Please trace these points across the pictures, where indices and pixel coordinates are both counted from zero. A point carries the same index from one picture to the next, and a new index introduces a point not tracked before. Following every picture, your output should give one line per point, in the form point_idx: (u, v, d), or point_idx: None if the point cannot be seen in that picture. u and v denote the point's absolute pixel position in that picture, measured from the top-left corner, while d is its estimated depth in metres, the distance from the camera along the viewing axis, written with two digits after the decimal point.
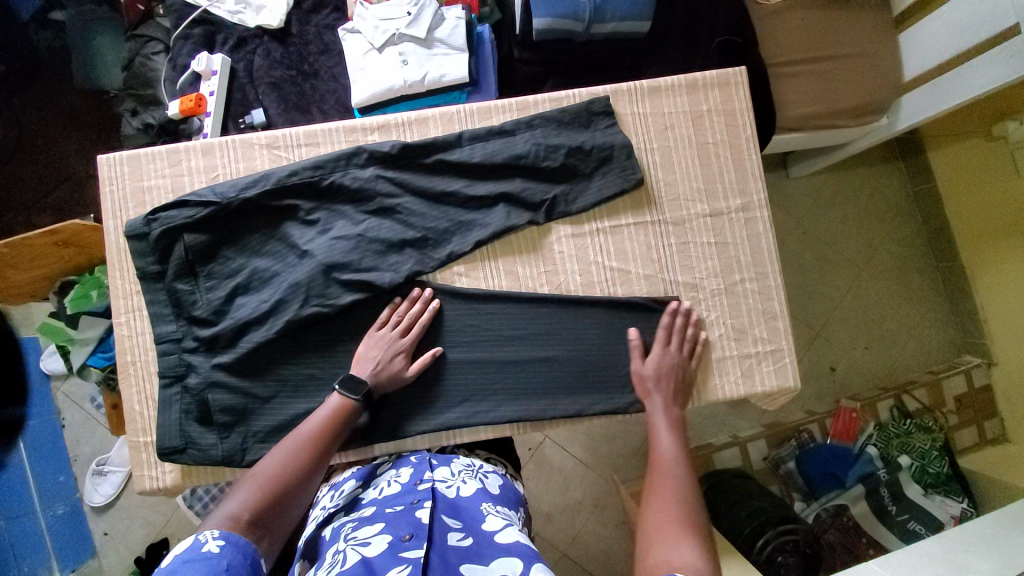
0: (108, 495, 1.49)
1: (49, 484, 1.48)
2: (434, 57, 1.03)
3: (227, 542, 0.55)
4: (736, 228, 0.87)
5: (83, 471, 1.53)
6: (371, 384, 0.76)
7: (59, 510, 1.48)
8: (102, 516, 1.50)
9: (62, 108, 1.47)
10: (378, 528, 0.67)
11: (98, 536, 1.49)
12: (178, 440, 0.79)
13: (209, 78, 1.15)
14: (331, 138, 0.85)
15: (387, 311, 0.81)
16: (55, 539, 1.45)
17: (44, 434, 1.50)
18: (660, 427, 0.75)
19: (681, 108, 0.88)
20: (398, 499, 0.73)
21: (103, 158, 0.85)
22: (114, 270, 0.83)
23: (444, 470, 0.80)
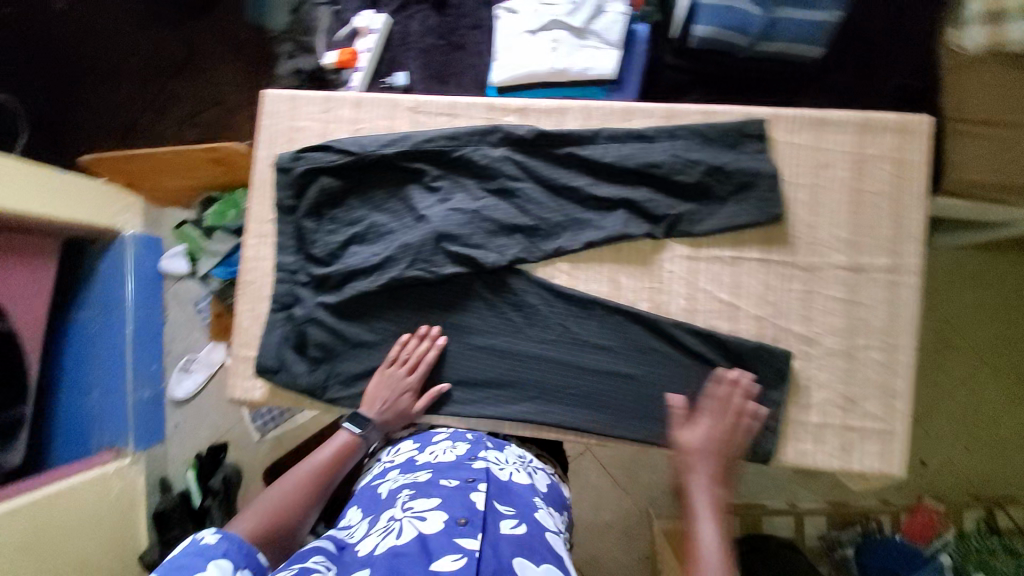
0: (189, 391, 1.71)
1: (142, 370, 1.66)
2: (583, 48, 1.03)
3: (223, 536, 0.62)
4: (878, 288, 0.79)
5: (171, 363, 1.76)
6: (375, 421, 0.81)
7: (144, 393, 1.66)
8: (178, 409, 1.73)
9: (232, 39, 1.64)
10: (434, 503, 0.66)
11: (170, 425, 1.73)
12: (274, 361, 0.85)
13: (366, 35, 1.23)
14: (469, 111, 0.86)
15: (396, 346, 0.83)
16: (137, 419, 1.62)
17: (148, 324, 1.69)
18: (698, 476, 0.72)
19: (843, 146, 0.81)
20: (453, 473, 0.73)
21: (269, 94, 0.92)
22: (255, 196, 0.90)
23: (499, 453, 0.81)
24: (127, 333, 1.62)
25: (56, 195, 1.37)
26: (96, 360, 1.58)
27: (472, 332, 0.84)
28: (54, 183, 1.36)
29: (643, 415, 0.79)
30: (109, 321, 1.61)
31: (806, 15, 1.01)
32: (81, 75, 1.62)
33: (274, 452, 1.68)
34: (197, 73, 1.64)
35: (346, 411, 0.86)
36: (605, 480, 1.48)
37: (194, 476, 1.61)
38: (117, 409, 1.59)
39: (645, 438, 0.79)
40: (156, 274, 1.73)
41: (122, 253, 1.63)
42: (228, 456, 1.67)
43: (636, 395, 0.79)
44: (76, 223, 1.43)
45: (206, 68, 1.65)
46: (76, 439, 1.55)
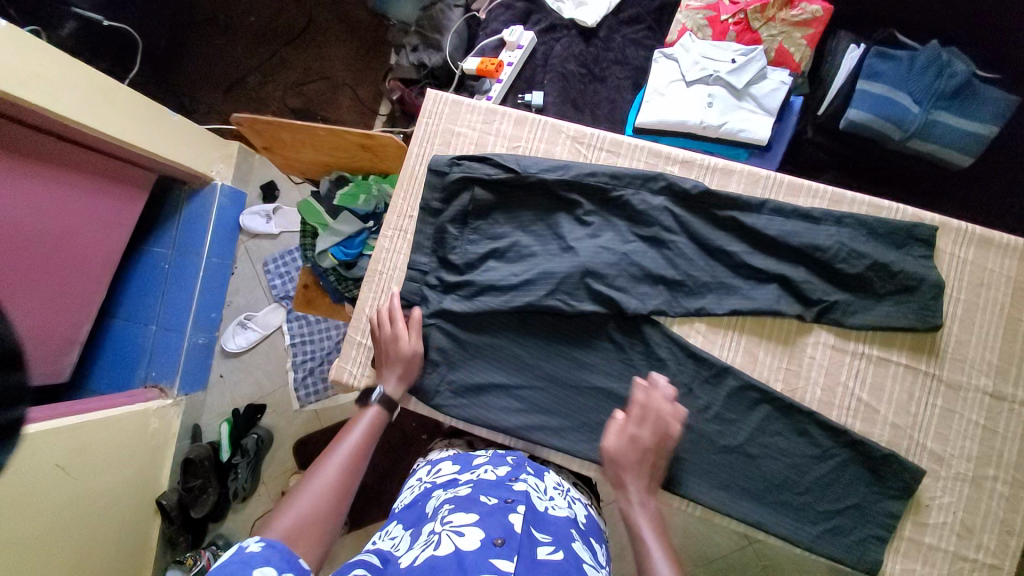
0: (240, 347, 1.70)
1: (202, 316, 1.65)
2: (739, 109, 1.02)
3: (268, 543, 0.55)
4: (1016, 419, 0.77)
5: (229, 315, 1.75)
6: (393, 386, 0.81)
7: (199, 338, 1.65)
8: (226, 360, 1.72)
9: (349, 19, 1.68)
10: (471, 519, 0.65)
11: (214, 374, 1.71)
12: (392, 355, 0.85)
13: (512, 50, 1.23)
14: (633, 153, 0.87)
15: (376, 317, 0.84)
16: (187, 361, 1.60)
17: (218, 272, 1.69)
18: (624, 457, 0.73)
19: (1005, 270, 0.79)
20: (492, 491, 0.73)
21: (432, 94, 0.94)
22: (401, 190, 0.91)
23: (538, 480, 0.79)
24: (198, 276, 1.60)
25: (168, 134, 1.34)
26: (163, 295, 1.58)
27: (593, 373, 0.83)
28: (167, 122, 1.34)
29: (753, 493, 0.78)
30: (183, 261, 1.59)
31: (967, 124, 0.99)
32: (205, 25, 1.68)
33: (310, 425, 1.64)
34: (305, 46, 1.68)
35: (450, 419, 0.86)
36: None
37: (227, 431, 1.59)
38: (171, 347, 1.57)
39: (754, 520, 0.77)
40: (235, 226, 1.73)
41: (210, 197, 1.60)
42: (265, 419, 1.65)
43: (751, 474, 0.78)
44: (179, 167, 1.41)
45: (318, 41, 1.68)
46: (125, 368, 1.55)
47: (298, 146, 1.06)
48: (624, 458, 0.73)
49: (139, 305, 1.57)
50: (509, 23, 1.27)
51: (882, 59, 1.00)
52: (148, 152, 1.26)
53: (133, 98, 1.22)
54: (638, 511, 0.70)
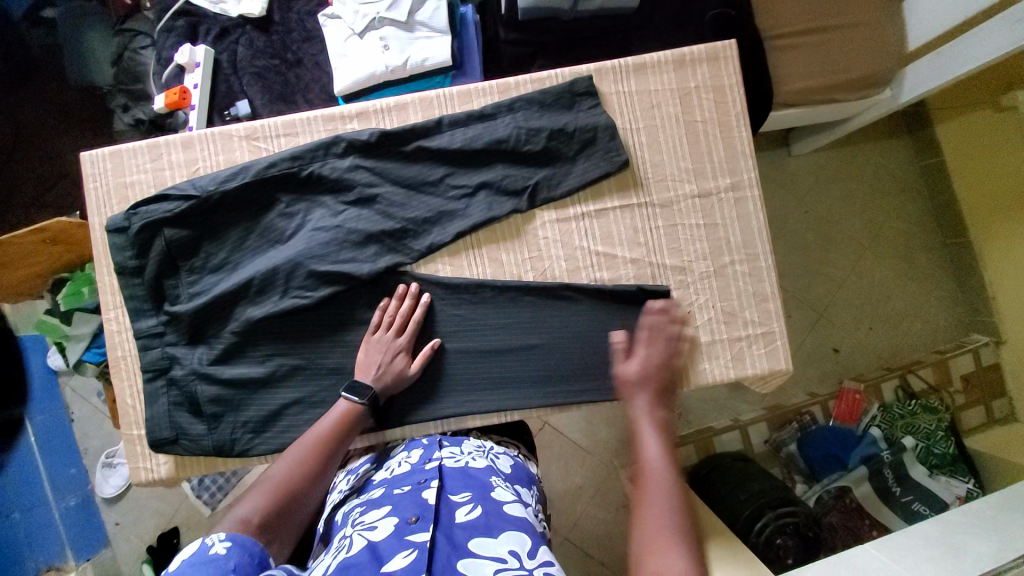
0: (117, 488, 1.46)
1: (58, 476, 1.43)
2: (416, 40, 1.01)
3: (234, 543, 0.54)
4: (727, 207, 0.84)
5: (93, 463, 1.49)
6: (376, 388, 0.76)
7: (69, 501, 1.43)
8: (114, 507, 1.47)
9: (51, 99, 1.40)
10: (384, 512, 0.66)
11: (109, 526, 1.46)
12: (169, 431, 0.80)
13: (193, 71, 1.14)
14: (309, 127, 0.84)
15: (381, 311, 0.80)
16: (69, 530, 1.41)
17: (52, 427, 1.45)
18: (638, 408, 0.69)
19: (667, 84, 0.85)
20: (405, 480, 0.72)
21: (86, 155, 0.85)
22: (102, 265, 0.83)
23: (455, 447, 0.80)
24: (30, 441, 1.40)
25: None
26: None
27: None
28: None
29: (554, 377, 0.82)
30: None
31: None
32: None
33: None
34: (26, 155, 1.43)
35: (264, 457, 0.83)
36: (569, 444, 1.50)
37: (150, 570, 1.40)
38: (42, 525, 1.38)
39: (560, 399, 0.82)
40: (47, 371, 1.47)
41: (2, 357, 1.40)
42: (184, 539, 1.46)
43: (544, 361, 0.82)
44: None
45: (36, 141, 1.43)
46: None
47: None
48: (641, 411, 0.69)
49: None
50: (179, 44, 1.18)
51: None
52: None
53: None
54: (642, 419, 0.68)
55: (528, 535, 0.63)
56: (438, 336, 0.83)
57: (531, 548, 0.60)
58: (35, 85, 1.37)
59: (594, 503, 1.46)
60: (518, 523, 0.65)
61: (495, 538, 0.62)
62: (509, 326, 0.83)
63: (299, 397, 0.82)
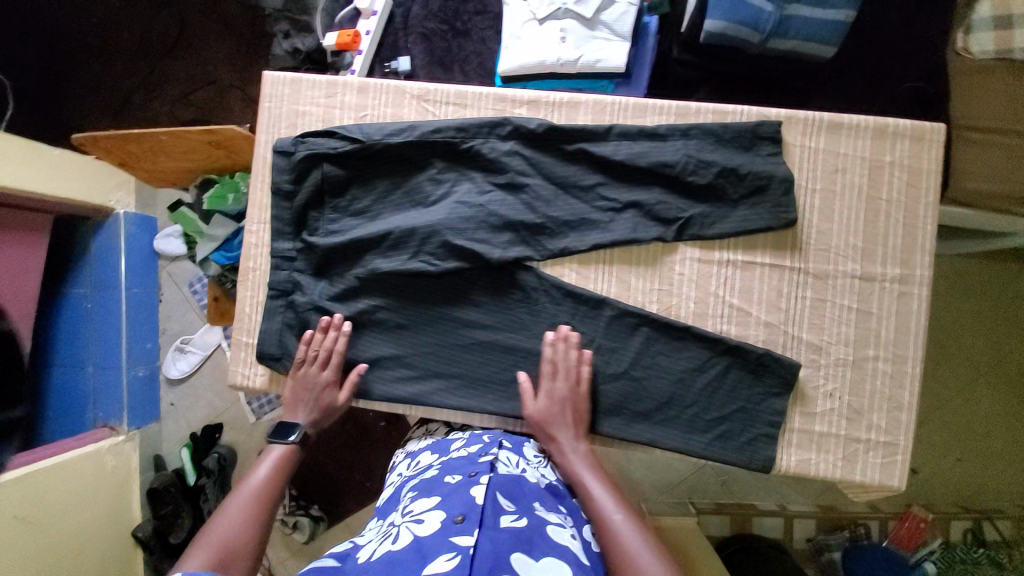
0: (184, 372, 1.57)
1: (136, 348, 1.51)
2: (594, 39, 0.99)
3: None
4: (887, 297, 0.77)
5: (167, 343, 1.61)
6: (308, 424, 0.79)
7: (139, 372, 1.52)
8: (173, 389, 1.59)
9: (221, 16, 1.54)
10: (432, 504, 0.64)
11: (164, 405, 1.58)
12: (276, 349, 0.84)
13: (368, 18, 1.18)
14: (479, 102, 0.84)
15: (307, 341, 0.81)
16: (130, 397, 1.48)
17: (143, 303, 1.54)
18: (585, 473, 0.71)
19: (858, 151, 0.78)
20: (457, 470, 0.71)
21: (269, 76, 0.89)
22: (257, 181, 0.88)
23: (513, 453, 0.76)
24: (121, 310, 1.46)
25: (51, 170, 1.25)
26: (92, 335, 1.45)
27: (477, 329, 0.82)
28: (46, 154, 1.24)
29: (648, 418, 0.79)
30: (104, 298, 1.46)
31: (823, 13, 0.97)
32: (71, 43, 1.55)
33: None
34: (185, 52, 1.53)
35: (351, 401, 0.85)
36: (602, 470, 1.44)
37: (188, 455, 1.48)
38: (111, 385, 1.46)
39: (648, 441, 0.78)
40: (152, 253, 1.57)
41: (115, 229, 1.47)
42: (225, 437, 1.55)
43: (642, 398, 0.79)
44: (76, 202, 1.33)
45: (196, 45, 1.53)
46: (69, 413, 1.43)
47: (154, 157, 1.02)
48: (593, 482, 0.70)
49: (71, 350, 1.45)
50: None
51: None
52: (43, 193, 1.21)
53: None
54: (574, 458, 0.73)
55: (574, 563, 0.58)
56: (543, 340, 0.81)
57: None
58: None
59: None
60: (564, 550, 0.60)
61: (538, 560, 0.57)
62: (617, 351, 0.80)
63: (395, 356, 0.83)
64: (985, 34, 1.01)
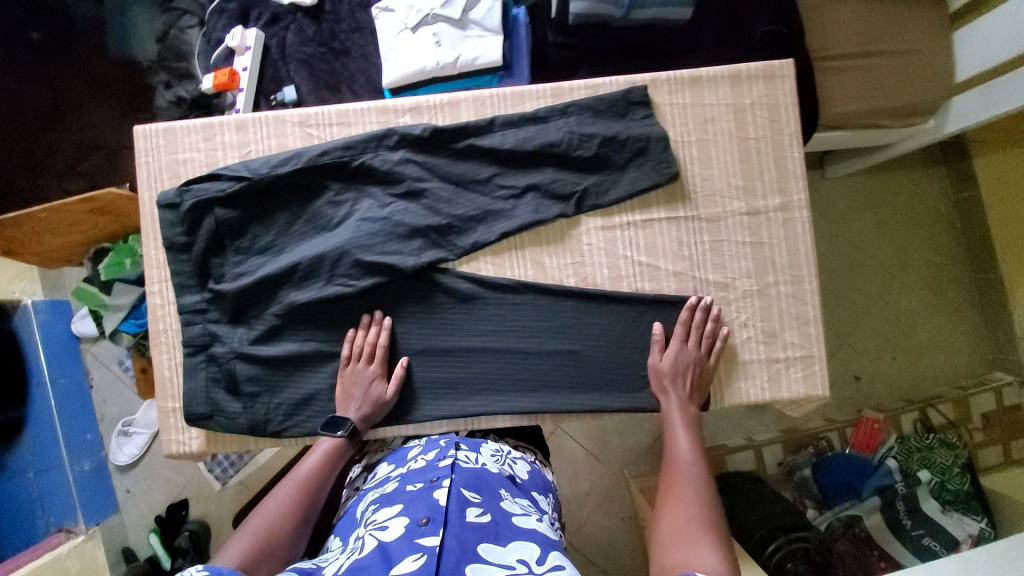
0: (133, 455, 1.48)
1: (75, 442, 1.41)
2: (468, 38, 1.01)
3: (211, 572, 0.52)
4: (774, 226, 0.83)
5: (108, 429, 1.51)
6: (357, 420, 0.78)
7: (84, 467, 1.42)
8: (126, 475, 1.50)
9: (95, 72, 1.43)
10: (395, 510, 0.64)
11: (120, 492, 1.49)
12: (205, 407, 0.82)
13: (242, 54, 1.15)
14: (362, 118, 0.84)
15: (349, 341, 0.81)
16: (81, 494, 1.39)
17: (73, 393, 1.45)
18: (677, 436, 0.75)
19: (722, 99, 0.84)
20: (418, 477, 0.71)
21: (140, 130, 0.86)
22: (148, 240, 0.85)
23: (471, 451, 0.78)
24: (51, 406, 1.38)
25: None
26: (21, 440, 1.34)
27: (408, 340, 0.83)
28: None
29: (587, 386, 0.82)
30: (28, 396, 1.36)
31: None
32: None
33: (242, 496, 1.47)
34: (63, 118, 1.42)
35: (298, 439, 0.84)
36: (580, 449, 1.47)
37: (157, 541, 1.41)
38: (55, 488, 1.36)
39: (592, 408, 0.82)
40: (72, 337, 1.47)
41: (26, 321, 1.37)
42: (192, 512, 1.47)
43: (578, 369, 0.82)
44: None
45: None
46: (14, 528, 1.31)
47: (36, 237, 0.96)
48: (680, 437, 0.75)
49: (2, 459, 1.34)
50: (229, 27, 1.18)
51: None
52: None
53: None
54: (675, 415, 0.77)
55: (537, 543, 0.61)
56: (473, 335, 0.83)
57: (541, 555, 0.58)
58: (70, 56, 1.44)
59: (600, 512, 1.44)
60: (530, 534, 0.62)
61: (504, 547, 0.59)
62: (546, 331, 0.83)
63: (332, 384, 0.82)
64: None
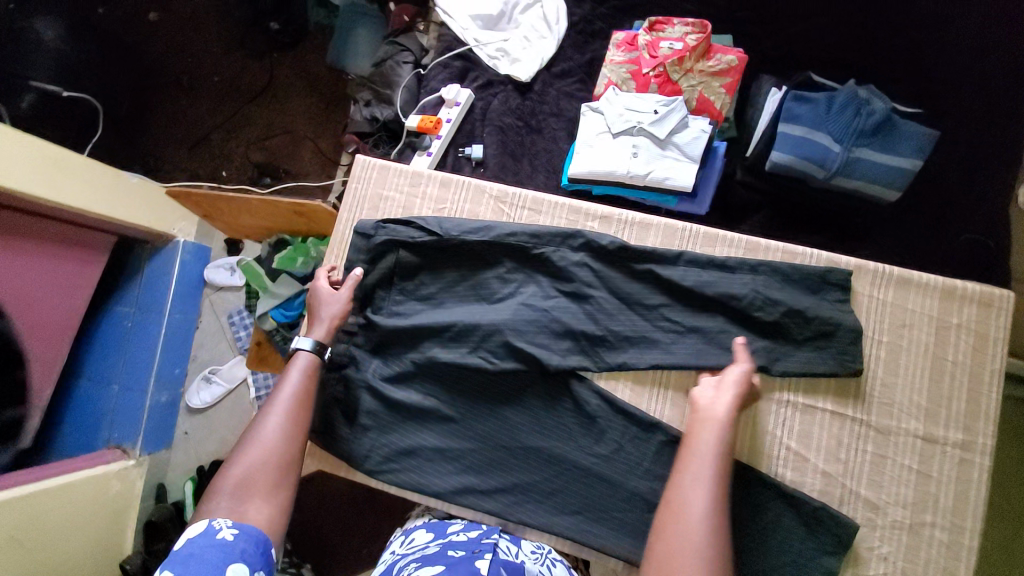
0: (206, 403, 1.54)
1: (164, 373, 1.49)
2: (664, 158, 1.04)
3: (240, 530, 0.62)
4: (949, 463, 0.75)
5: (194, 370, 1.60)
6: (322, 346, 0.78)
7: (161, 397, 1.48)
8: (189, 418, 1.55)
9: (312, 77, 1.70)
10: (436, 569, 0.61)
11: (177, 432, 1.54)
12: (320, 421, 0.85)
13: (450, 106, 1.26)
14: (554, 211, 0.88)
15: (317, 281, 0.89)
16: (149, 422, 1.44)
17: (180, 329, 1.54)
18: (704, 440, 0.66)
19: (927, 309, 0.78)
20: (461, 547, 0.68)
21: (361, 160, 0.95)
22: (331, 254, 0.93)
23: (513, 544, 0.74)
24: (159, 337, 1.45)
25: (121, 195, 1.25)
26: (121, 355, 1.40)
27: (522, 433, 0.82)
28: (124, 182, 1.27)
29: None
30: (144, 321, 1.43)
31: (890, 158, 1.01)
32: (170, 87, 1.70)
33: None
34: (268, 104, 1.69)
35: (384, 486, 0.84)
36: None
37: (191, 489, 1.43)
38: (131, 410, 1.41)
39: None
40: (199, 281, 1.59)
41: (171, 255, 1.47)
42: None
43: None
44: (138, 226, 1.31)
45: (284, 99, 1.68)
46: (82, 430, 1.36)
47: (237, 214, 1.08)
48: (704, 441, 0.65)
49: (101, 364, 1.40)
50: (446, 80, 1.31)
51: (800, 102, 1.04)
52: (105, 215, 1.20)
53: (84, 163, 1.17)
54: (705, 422, 0.67)
55: None
56: (587, 452, 0.80)
57: None
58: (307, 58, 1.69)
59: None
60: None
61: None
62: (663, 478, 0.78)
63: (435, 448, 0.83)
64: None
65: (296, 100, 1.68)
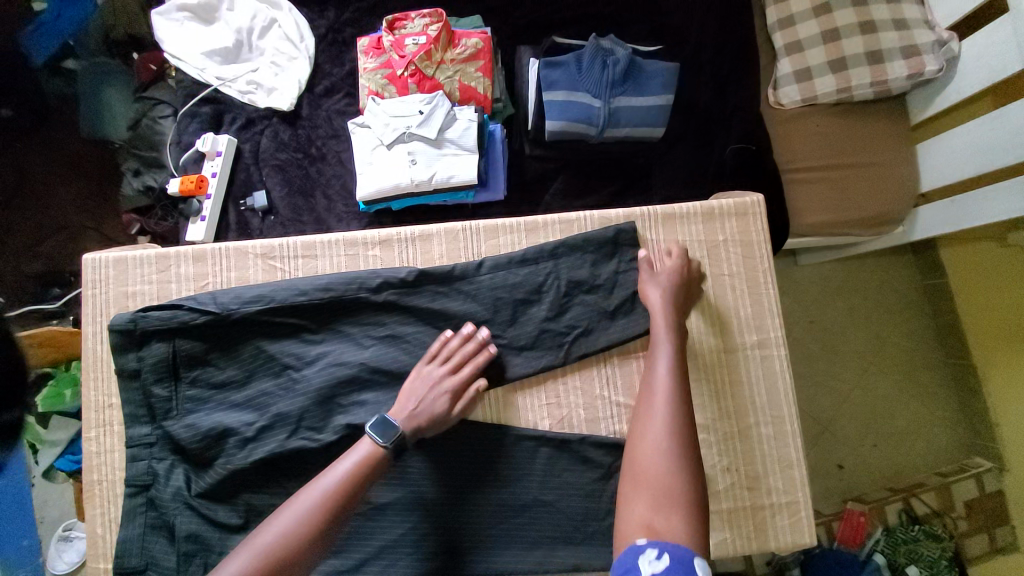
0: (74, 564, 1.13)
1: (8, 549, 1.15)
2: (443, 157, 1.02)
3: None
4: (753, 365, 0.82)
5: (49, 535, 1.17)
6: (404, 427, 0.70)
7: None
8: None
9: (66, 156, 1.39)
10: None
11: None
12: (138, 560, 0.71)
13: (213, 159, 1.13)
14: (329, 250, 0.81)
15: (438, 343, 0.76)
16: None
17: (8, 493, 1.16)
18: (661, 346, 0.71)
19: (695, 236, 0.84)
20: None
21: (89, 259, 0.81)
22: (90, 380, 0.78)
23: None
24: None
25: None
26: None
27: (369, 492, 0.76)
28: None
29: (563, 538, 0.76)
30: None
31: (645, 99, 1.07)
32: None
33: None
34: (24, 201, 1.37)
35: None
36: None
37: None
38: None
39: (569, 565, 0.75)
40: None
41: None
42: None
43: (554, 521, 0.76)
44: None
45: (42, 189, 1.38)
46: None
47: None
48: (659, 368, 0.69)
49: None
50: (201, 131, 1.16)
51: (552, 68, 1.06)
52: None
53: None
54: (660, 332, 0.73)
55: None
56: (441, 483, 0.77)
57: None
58: (49, 136, 1.38)
59: None
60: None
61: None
62: (519, 476, 0.77)
63: None
64: (790, 87, 1.13)
65: (56, 190, 1.38)
